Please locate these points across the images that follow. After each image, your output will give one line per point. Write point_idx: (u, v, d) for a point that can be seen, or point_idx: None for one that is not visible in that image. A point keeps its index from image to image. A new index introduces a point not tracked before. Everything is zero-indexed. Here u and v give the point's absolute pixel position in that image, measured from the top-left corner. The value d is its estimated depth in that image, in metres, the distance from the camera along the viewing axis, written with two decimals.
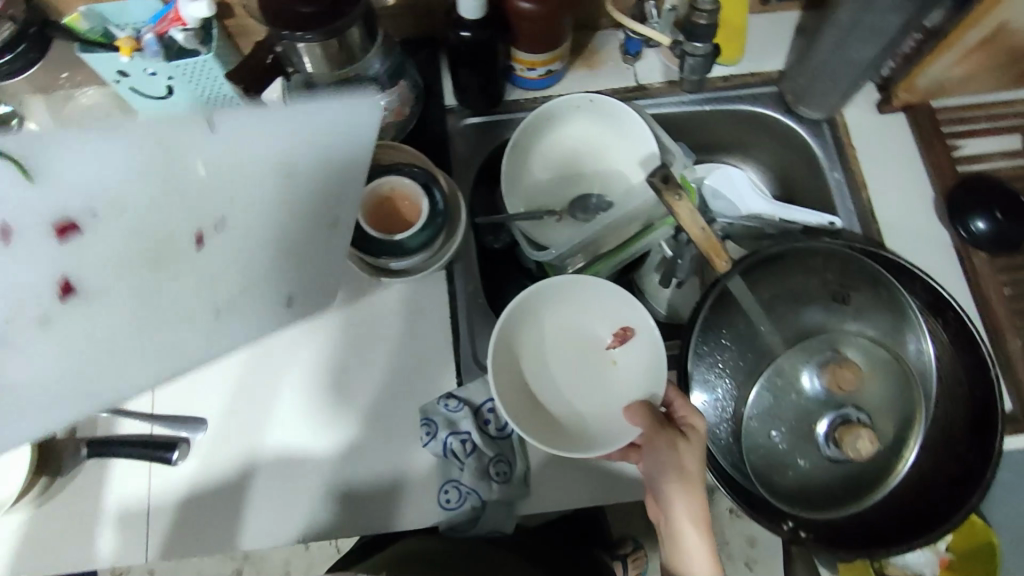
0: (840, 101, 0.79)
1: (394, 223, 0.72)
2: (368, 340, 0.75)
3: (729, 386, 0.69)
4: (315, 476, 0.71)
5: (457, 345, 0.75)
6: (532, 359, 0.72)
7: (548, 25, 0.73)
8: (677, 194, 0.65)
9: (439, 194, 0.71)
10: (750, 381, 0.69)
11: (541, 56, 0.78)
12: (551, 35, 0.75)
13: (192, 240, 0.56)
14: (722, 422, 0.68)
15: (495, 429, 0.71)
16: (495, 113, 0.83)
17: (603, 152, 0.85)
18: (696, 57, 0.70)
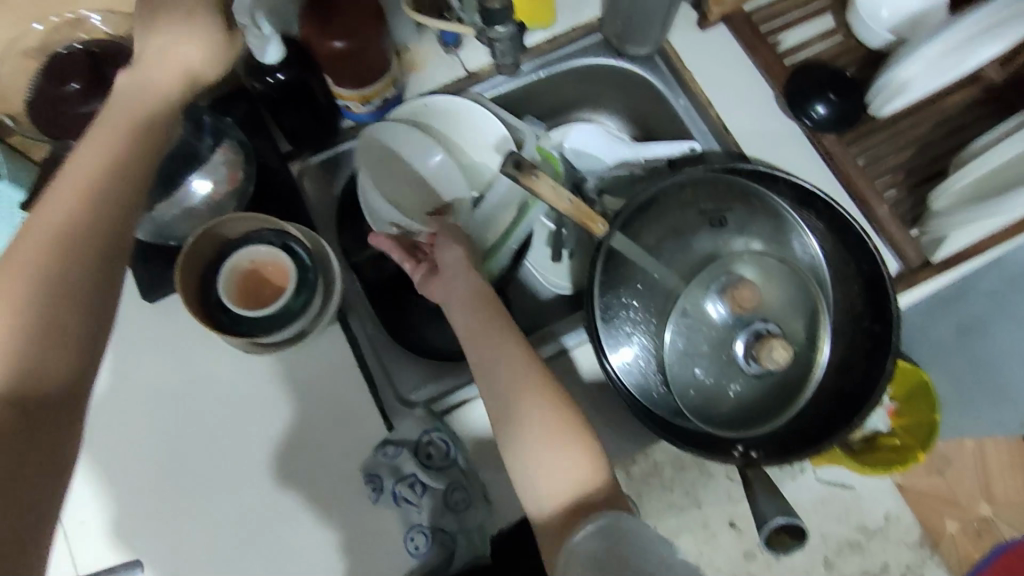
0: (663, 31, 0.79)
1: (264, 294, 0.67)
2: (282, 419, 0.71)
3: (645, 337, 0.69)
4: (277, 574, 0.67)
5: (376, 393, 0.73)
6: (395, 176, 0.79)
7: (363, 59, 0.71)
8: (532, 172, 0.62)
9: (302, 249, 0.67)
10: (664, 322, 0.69)
11: (371, 87, 0.74)
12: (369, 67, 0.72)
13: None
14: (651, 375, 0.68)
15: (440, 460, 0.68)
16: (336, 146, 0.80)
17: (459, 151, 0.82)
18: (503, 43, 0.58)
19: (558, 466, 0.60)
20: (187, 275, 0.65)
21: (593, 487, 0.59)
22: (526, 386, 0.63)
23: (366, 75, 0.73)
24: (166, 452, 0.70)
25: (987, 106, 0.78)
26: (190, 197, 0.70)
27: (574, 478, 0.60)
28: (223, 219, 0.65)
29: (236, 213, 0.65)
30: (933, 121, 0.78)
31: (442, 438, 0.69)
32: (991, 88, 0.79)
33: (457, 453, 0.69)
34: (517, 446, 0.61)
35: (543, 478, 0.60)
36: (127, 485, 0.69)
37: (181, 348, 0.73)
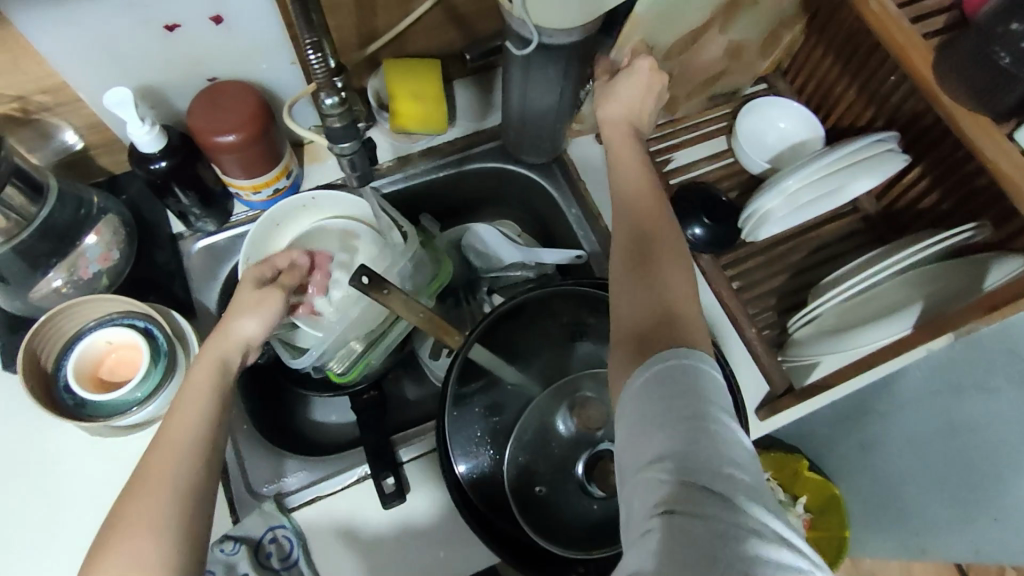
0: (554, 143, 0.83)
1: (117, 371, 0.68)
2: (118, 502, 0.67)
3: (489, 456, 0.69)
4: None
5: (227, 481, 0.71)
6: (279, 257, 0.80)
7: (251, 151, 0.72)
8: (387, 289, 0.67)
9: (160, 334, 0.67)
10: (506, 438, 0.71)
11: (259, 178, 0.76)
12: (258, 159, 0.74)
13: (165, 29, 0.63)
14: (486, 485, 0.67)
15: (278, 561, 0.66)
16: (225, 228, 0.80)
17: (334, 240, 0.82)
18: (347, 158, 0.63)
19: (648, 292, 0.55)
20: (37, 350, 0.65)
21: (652, 316, 0.53)
22: (673, 248, 0.58)
23: (256, 166, 0.74)
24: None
25: (865, 236, 0.81)
26: (54, 281, 0.70)
27: (665, 301, 0.54)
28: (83, 302, 0.67)
29: (91, 296, 0.67)
30: (808, 247, 0.80)
31: (282, 535, 0.68)
32: (868, 219, 0.82)
33: (298, 554, 0.67)
34: (621, 262, 0.58)
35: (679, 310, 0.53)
36: None
37: (25, 430, 0.69)
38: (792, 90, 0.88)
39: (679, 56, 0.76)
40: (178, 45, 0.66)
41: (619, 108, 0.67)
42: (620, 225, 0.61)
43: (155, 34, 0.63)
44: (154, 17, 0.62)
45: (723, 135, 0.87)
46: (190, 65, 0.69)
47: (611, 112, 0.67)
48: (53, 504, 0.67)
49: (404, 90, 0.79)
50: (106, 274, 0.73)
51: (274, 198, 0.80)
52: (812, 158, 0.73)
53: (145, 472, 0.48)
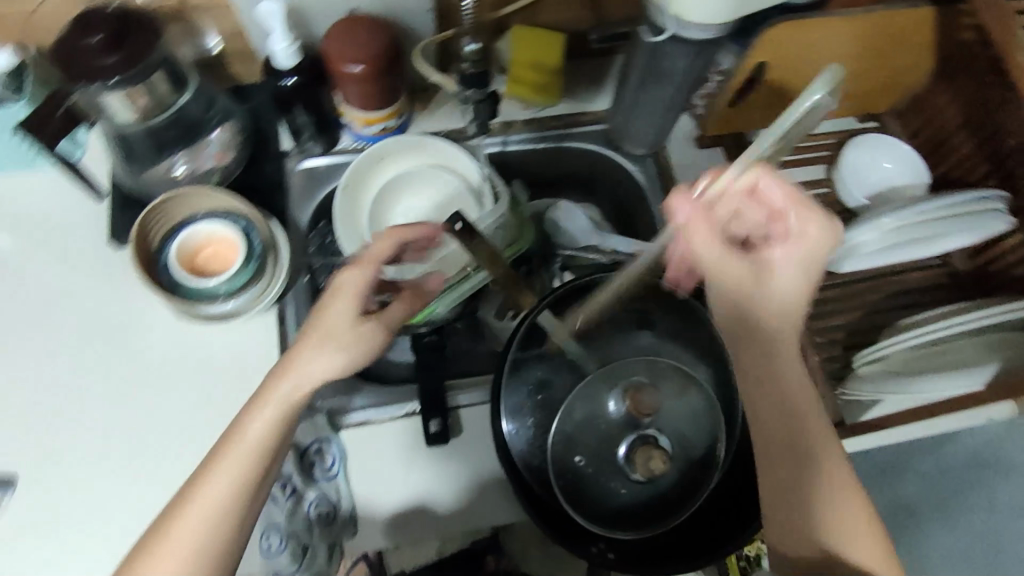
0: (657, 137, 0.84)
1: (211, 264, 0.72)
2: (189, 384, 0.72)
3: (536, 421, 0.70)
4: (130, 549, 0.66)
5: None
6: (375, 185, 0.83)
7: (376, 86, 0.76)
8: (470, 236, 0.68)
9: (258, 237, 0.71)
10: (552, 408, 0.71)
11: (373, 113, 0.80)
12: (380, 95, 0.78)
13: None
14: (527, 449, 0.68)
15: (319, 471, 0.71)
16: (332, 155, 0.84)
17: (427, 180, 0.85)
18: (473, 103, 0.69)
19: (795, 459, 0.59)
20: (148, 226, 0.70)
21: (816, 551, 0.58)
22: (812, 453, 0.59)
23: (377, 101, 0.79)
24: (76, 393, 0.72)
25: (949, 291, 0.79)
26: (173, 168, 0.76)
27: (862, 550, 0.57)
28: (196, 196, 0.72)
29: (204, 188, 0.71)
30: (889, 291, 0.79)
31: (327, 451, 0.72)
32: (956, 275, 0.80)
33: (339, 469, 0.72)
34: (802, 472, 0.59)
35: (823, 502, 0.59)
36: (27, 402, 0.71)
37: (120, 300, 0.75)
38: (904, 132, 0.87)
39: (801, 76, 0.76)
40: None
41: (795, 286, 0.58)
42: (759, 403, 0.61)
43: None
44: None
45: (825, 163, 0.86)
46: None
47: (782, 282, 0.58)
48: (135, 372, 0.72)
49: (526, 56, 0.82)
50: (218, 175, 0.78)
51: (381, 135, 0.84)
52: (909, 202, 0.72)
53: (173, 532, 0.54)
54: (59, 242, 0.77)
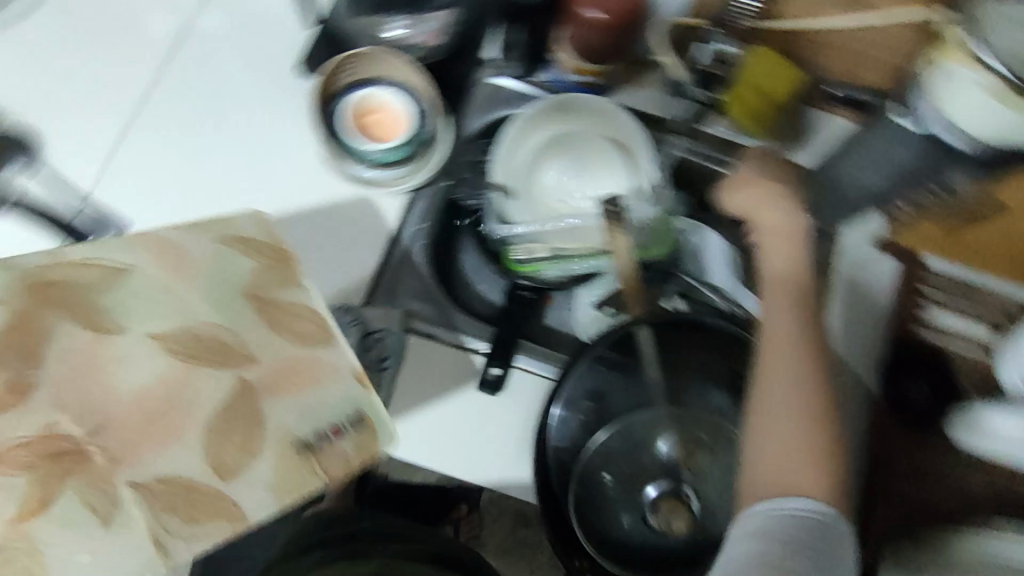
0: (844, 218, 0.77)
1: (380, 129, 0.73)
2: (302, 222, 0.74)
3: (581, 425, 0.68)
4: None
5: (382, 270, 0.75)
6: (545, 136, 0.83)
7: (608, 39, 0.77)
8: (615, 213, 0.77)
9: (429, 127, 0.73)
10: (600, 420, 0.68)
11: (581, 62, 0.80)
12: (605, 47, 0.78)
13: None
14: (563, 441, 0.67)
15: (374, 357, 0.71)
16: (530, 84, 0.83)
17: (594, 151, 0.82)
18: None
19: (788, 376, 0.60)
20: (341, 66, 0.72)
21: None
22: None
23: (599, 52, 0.79)
24: (208, 181, 0.75)
25: None
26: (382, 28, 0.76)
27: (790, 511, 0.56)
28: (338, 64, 0.71)
29: (406, 61, 0.72)
30: (991, 487, 0.73)
31: (387, 343, 0.72)
32: None
33: (390, 365, 0.71)
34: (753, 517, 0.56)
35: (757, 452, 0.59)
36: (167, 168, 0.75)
37: (282, 118, 0.77)
38: None
39: None
40: None
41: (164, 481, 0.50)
42: None
43: None
44: None
45: None
46: None
47: None
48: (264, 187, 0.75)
49: (756, 77, 0.77)
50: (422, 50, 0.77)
51: (579, 86, 0.83)
52: None
53: None
54: (256, 40, 0.80)
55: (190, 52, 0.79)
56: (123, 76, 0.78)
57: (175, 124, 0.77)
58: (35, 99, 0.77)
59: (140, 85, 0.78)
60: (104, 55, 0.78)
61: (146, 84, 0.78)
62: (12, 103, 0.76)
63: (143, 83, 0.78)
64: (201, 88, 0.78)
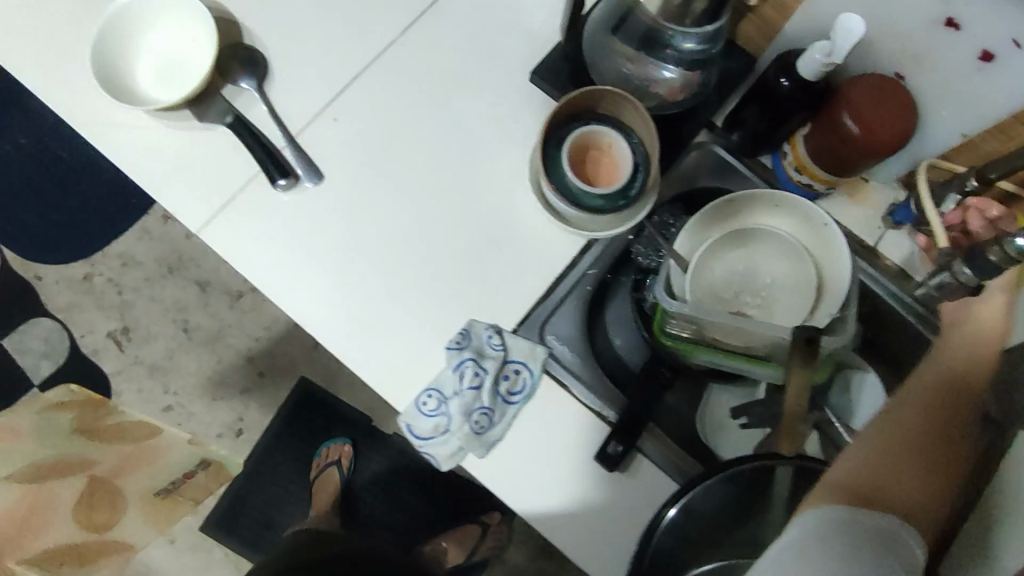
0: None
1: (609, 173, 0.69)
2: (482, 229, 0.74)
3: (686, 538, 0.65)
4: (345, 303, 0.72)
5: (539, 301, 0.73)
6: (745, 225, 0.78)
7: (852, 154, 0.68)
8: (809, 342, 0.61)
9: (641, 183, 0.68)
10: (708, 550, 0.65)
11: (815, 166, 0.72)
12: (847, 160, 0.69)
13: (946, 20, 0.58)
14: (660, 541, 0.65)
15: (505, 388, 0.70)
16: (739, 159, 0.80)
17: (792, 257, 0.77)
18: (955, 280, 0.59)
19: (903, 466, 0.47)
20: (584, 94, 0.68)
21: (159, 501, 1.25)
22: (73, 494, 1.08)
23: (838, 162, 0.70)
24: (408, 159, 0.76)
25: None
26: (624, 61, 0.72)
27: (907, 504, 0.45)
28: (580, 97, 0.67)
29: (646, 112, 0.67)
30: None
31: (523, 378, 0.70)
32: None
33: (519, 401, 0.70)
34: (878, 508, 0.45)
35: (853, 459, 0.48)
36: (375, 133, 0.76)
37: (498, 123, 0.77)
38: None
39: None
40: (929, 38, 0.61)
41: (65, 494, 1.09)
42: None
43: (931, 16, 0.59)
44: (952, 9, 0.57)
45: None
46: (907, 57, 0.64)
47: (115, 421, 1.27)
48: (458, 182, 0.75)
49: None
50: (687, 60, 0.69)
51: (797, 185, 0.77)
52: None
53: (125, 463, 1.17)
54: (495, 37, 0.79)
55: (429, 27, 0.79)
56: (362, 29, 0.78)
57: (396, 93, 0.77)
58: (275, 21, 0.78)
59: (375, 43, 0.78)
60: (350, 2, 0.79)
61: (379, 45, 0.78)
62: (254, 19, 0.77)
63: (379, 41, 0.78)
64: (427, 66, 0.78)
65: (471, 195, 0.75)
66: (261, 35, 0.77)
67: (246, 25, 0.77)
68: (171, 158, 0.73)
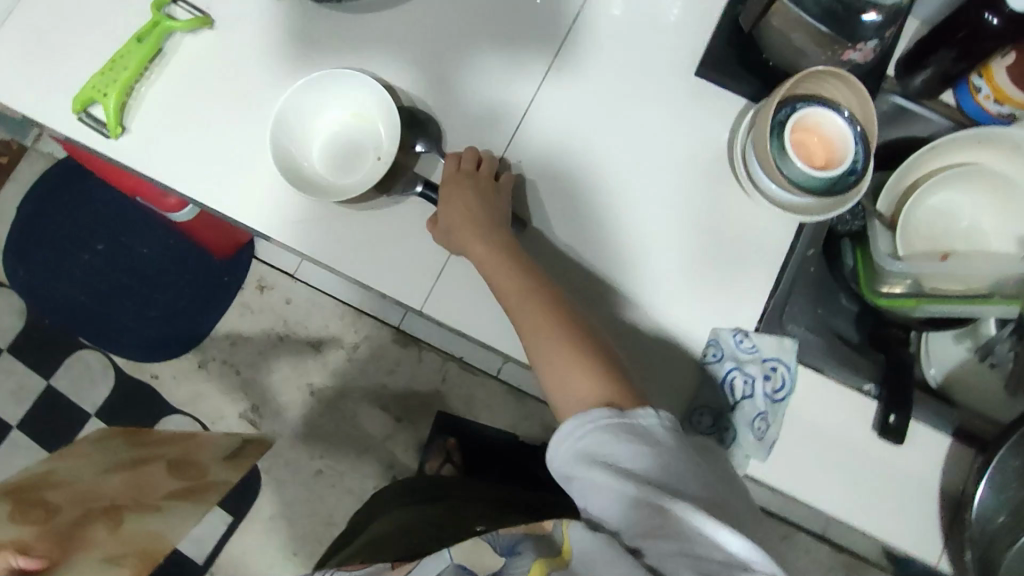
0: None
1: (832, 149, 0.68)
2: (698, 236, 0.73)
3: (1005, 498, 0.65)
4: None
5: (772, 297, 0.72)
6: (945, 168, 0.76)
7: None
8: None
9: (863, 158, 0.67)
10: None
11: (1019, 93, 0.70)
12: None
13: None
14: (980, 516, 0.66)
15: (770, 388, 0.70)
16: (922, 104, 0.77)
17: (996, 191, 0.76)
18: None
19: (571, 373, 0.61)
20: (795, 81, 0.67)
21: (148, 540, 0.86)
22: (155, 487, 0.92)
23: None
24: (602, 183, 0.73)
25: None
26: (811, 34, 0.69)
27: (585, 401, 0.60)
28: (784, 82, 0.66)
29: (866, 89, 0.66)
30: None
31: (782, 373, 0.70)
32: None
33: (786, 398, 0.69)
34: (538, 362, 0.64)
35: (543, 359, 0.63)
36: (565, 166, 0.74)
37: (682, 126, 0.75)
38: None
39: None
40: None
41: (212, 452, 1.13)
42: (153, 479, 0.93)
43: None
44: None
45: None
46: None
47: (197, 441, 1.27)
48: (660, 196, 0.73)
49: None
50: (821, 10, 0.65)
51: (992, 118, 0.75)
52: None
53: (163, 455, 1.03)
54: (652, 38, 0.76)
55: (580, 43, 0.76)
56: (514, 62, 0.75)
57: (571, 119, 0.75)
58: (428, 75, 0.75)
59: (536, 73, 0.75)
60: (494, 34, 0.76)
61: (537, 73, 0.75)
62: (409, 80, 0.75)
63: (538, 70, 0.75)
64: (593, 83, 0.75)
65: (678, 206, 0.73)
66: (421, 94, 0.75)
67: (401, 89, 0.75)
68: (374, 244, 0.72)
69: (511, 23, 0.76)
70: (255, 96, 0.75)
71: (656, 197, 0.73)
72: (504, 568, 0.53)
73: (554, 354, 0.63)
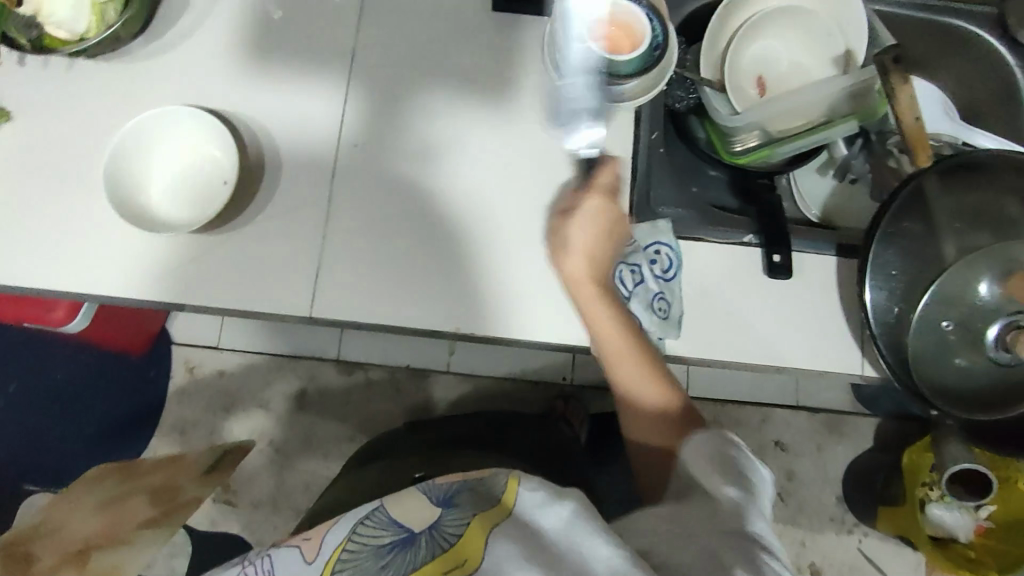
0: None
1: (631, 34, 0.70)
2: (547, 156, 0.75)
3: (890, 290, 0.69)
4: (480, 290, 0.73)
5: (634, 187, 0.75)
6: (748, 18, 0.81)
7: None
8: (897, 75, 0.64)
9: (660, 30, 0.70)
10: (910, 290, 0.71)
11: None
12: None
13: None
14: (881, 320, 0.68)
15: (658, 271, 0.73)
16: None
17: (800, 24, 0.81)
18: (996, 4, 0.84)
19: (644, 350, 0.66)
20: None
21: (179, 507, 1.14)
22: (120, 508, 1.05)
23: None
24: (443, 137, 0.75)
25: None
26: None
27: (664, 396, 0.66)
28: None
29: None
30: None
31: (666, 255, 0.73)
32: None
33: (677, 274, 0.73)
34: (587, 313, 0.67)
35: (592, 305, 0.66)
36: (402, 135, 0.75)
37: (499, 63, 0.77)
38: None
39: None
40: None
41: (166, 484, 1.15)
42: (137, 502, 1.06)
43: None
44: None
45: None
46: None
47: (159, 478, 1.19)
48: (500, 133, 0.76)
49: None
50: None
51: None
52: None
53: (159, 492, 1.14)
54: None
55: (377, 15, 0.78)
56: (323, 54, 0.77)
57: (393, 90, 0.76)
58: (246, 95, 0.75)
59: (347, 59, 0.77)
60: (294, 35, 0.77)
61: (346, 56, 0.77)
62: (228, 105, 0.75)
63: (346, 55, 0.77)
64: (403, 48, 0.77)
65: (520, 136, 0.76)
66: (244, 113, 0.75)
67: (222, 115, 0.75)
68: (246, 269, 0.72)
69: (305, 18, 0.77)
70: (80, 169, 0.74)
71: (498, 135, 0.76)
72: (438, 519, 0.49)
73: (605, 323, 0.66)
